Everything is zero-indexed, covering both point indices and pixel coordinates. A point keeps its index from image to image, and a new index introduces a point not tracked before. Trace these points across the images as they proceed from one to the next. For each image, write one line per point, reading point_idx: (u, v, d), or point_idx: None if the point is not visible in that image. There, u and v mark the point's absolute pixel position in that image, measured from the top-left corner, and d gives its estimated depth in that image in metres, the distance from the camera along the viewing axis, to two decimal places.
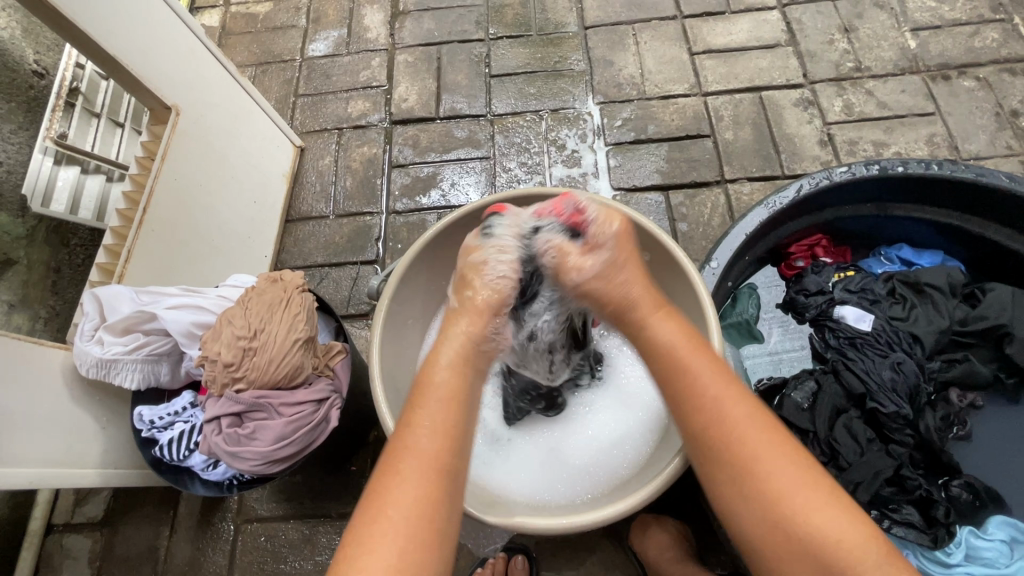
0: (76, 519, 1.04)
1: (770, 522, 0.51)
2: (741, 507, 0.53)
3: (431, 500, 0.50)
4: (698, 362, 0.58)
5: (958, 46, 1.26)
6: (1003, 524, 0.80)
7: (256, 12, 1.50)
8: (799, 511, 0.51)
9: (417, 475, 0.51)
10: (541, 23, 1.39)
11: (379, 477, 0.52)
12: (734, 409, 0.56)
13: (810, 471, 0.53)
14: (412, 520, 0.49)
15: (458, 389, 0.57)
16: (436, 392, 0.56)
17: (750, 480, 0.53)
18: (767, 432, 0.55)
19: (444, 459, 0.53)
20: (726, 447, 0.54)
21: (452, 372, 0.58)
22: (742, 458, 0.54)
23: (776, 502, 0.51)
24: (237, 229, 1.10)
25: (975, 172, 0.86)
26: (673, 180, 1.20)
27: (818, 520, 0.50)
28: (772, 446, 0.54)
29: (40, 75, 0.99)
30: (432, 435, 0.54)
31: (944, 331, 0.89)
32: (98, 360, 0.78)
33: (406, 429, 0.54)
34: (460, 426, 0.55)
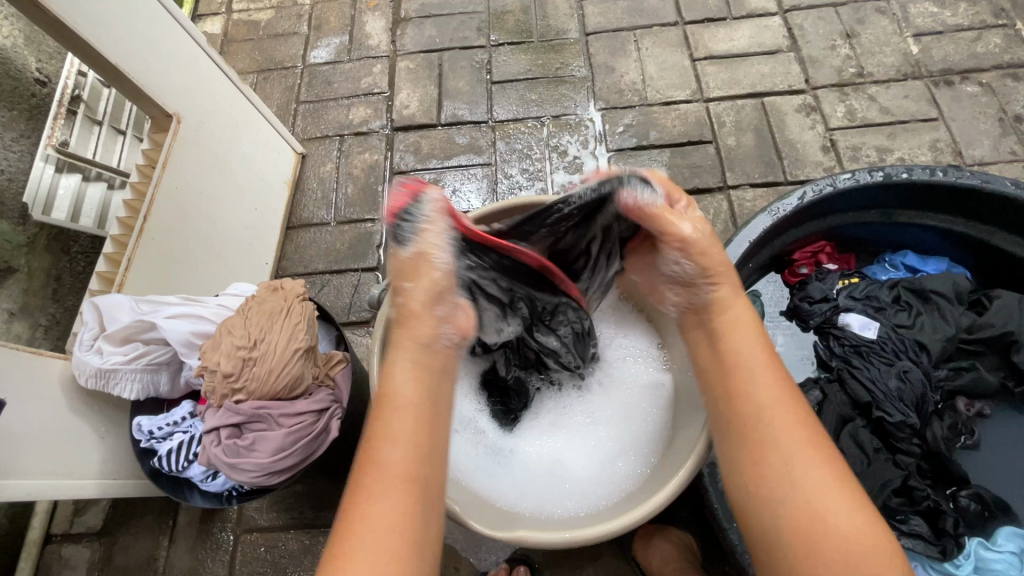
0: (75, 529, 1.04)
1: (797, 518, 0.53)
2: (771, 500, 0.54)
3: (405, 515, 0.52)
4: (751, 356, 0.61)
5: (961, 51, 1.26)
6: (1013, 536, 0.79)
7: (258, 20, 1.50)
8: (823, 513, 0.52)
9: (393, 491, 0.53)
10: (542, 29, 1.39)
11: (355, 490, 0.54)
12: (775, 407, 0.57)
13: (840, 476, 0.54)
14: (386, 536, 0.51)
15: (422, 400, 0.59)
16: (401, 405, 0.58)
17: (783, 480, 0.54)
18: (804, 433, 0.56)
19: (412, 469, 0.55)
20: (761, 437, 0.56)
21: (413, 383, 0.60)
22: (779, 455, 0.55)
23: (800, 503, 0.53)
24: (238, 237, 1.10)
25: (980, 178, 0.85)
26: (675, 186, 1.19)
27: (848, 524, 0.51)
28: (806, 448, 0.55)
29: (42, 83, 0.99)
30: (398, 451, 0.55)
31: (950, 339, 0.88)
32: (97, 370, 0.78)
33: (377, 441, 0.56)
34: (428, 438, 0.57)
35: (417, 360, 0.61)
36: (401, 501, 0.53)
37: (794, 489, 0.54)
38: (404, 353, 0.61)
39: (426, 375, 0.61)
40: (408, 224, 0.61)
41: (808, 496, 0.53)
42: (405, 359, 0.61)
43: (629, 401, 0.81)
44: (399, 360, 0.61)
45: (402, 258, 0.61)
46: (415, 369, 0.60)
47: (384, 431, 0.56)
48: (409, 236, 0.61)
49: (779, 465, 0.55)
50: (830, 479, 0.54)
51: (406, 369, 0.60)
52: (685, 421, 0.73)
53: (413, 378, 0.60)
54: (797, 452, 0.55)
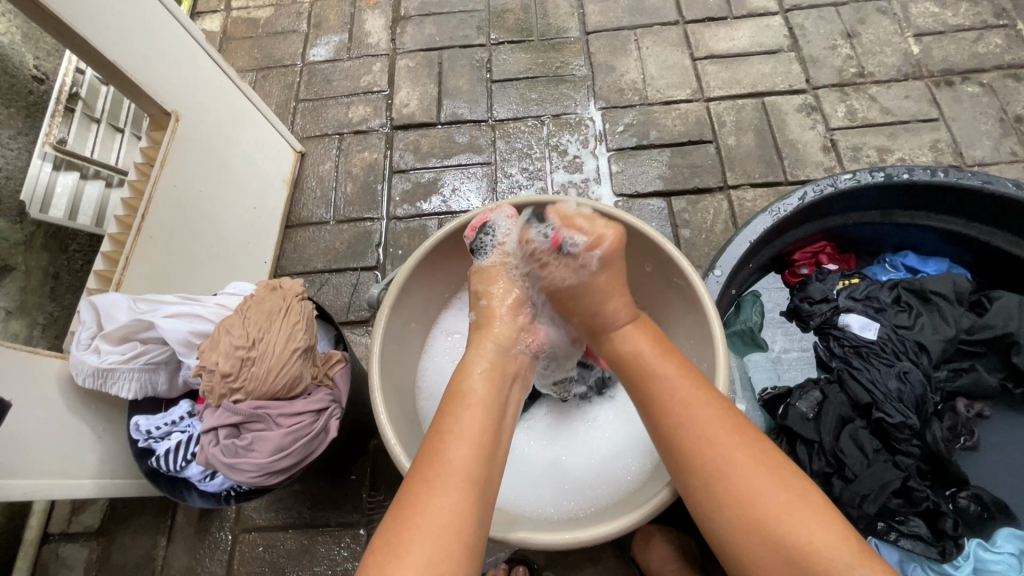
0: (73, 528, 1.03)
1: (740, 524, 0.53)
2: (711, 510, 0.55)
3: (465, 514, 0.51)
4: (664, 370, 0.62)
5: (962, 51, 1.25)
6: (1012, 537, 0.79)
7: (257, 17, 1.49)
8: (770, 511, 0.53)
9: (455, 487, 0.52)
10: (543, 28, 1.39)
11: (415, 487, 0.52)
12: (700, 412, 0.58)
13: (779, 471, 0.55)
14: (446, 532, 0.49)
15: (490, 404, 0.60)
16: (471, 405, 0.59)
17: (722, 485, 0.55)
18: (734, 433, 0.57)
19: (479, 472, 0.54)
20: (685, 448, 0.58)
21: (487, 385, 0.62)
22: (711, 463, 0.56)
23: (746, 504, 0.53)
24: (237, 236, 1.09)
25: (981, 179, 0.85)
26: (675, 186, 1.19)
27: (790, 520, 0.52)
28: (737, 446, 0.56)
29: (40, 80, 0.96)
30: (465, 450, 0.55)
31: (950, 340, 0.88)
32: (95, 369, 0.77)
33: (444, 441, 0.55)
34: (493, 440, 0.57)
35: (489, 364, 0.64)
36: (463, 497, 0.52)
37: (730, 496, 0.54)
38: (481, 355, 0.65)
39: (497, 378, 0.63)
40: (486, 240, 0.74)
41: (744, 499, 0.54)
42: (484, 355, 0.65)
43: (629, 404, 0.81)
44: (476, 359, 0.65)
45: (483, 267, 0.74)
46: (489, 373, 0.63)
47: (454, 426, 0.57)
48: (486, 249, 0.74)
49: (709, 476, 0.56)
50: (769, 477, 0.54)
51: (480, 370, 0.63)
52: None
53: (487, 381, 0.62)
54: (725, 458, 0.56)
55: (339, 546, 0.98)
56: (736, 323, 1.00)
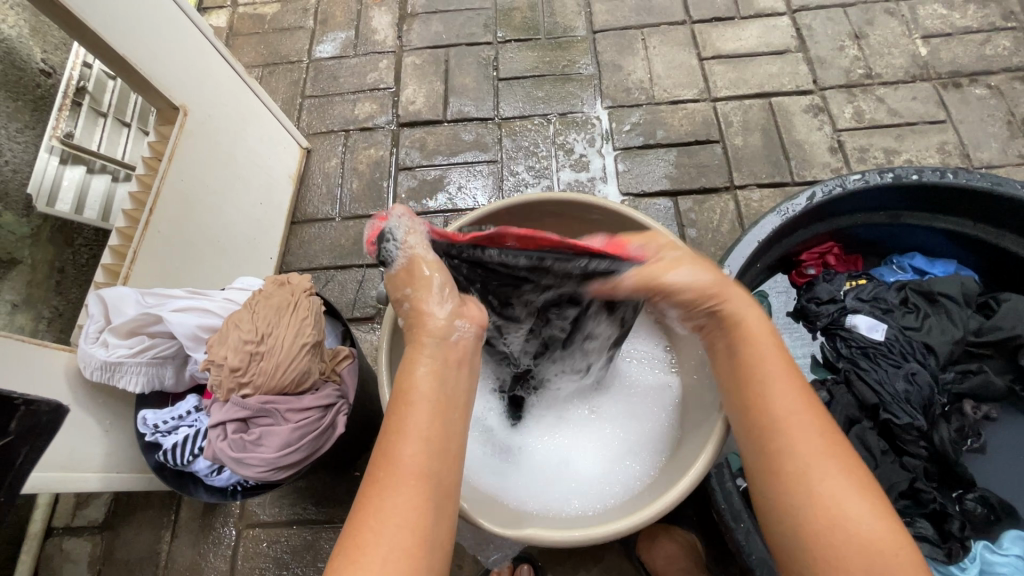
0: (76, 522, 1.03)
1: (819, 523, 0.51)
2: (793, 498, 0.53)
3: (420, 512, 0.50)
4: (769, 346, 0.60)
5: (970, 54, 1.25)
6: (1018, 540, 0.79)
7: (264, 13, 1.49)
8: (853, 513, 0.51)
9: (405, 487, 0.50)
10: (550, 27, 1.39)
11: (367, 487, 0.51)
12: (794, 400, 0.56)
13: (862, 480, 0.53)
14: (400, 532, 0.48)
15: (440, 397, 0.56)
16: (417, 404, 0.55)
17: (809, 478, 0.53)
18: (829, 431, 0.56)
19: (427, 470, 0.52)
20: (780, 431, 0.55)
21: (431, 380, 0.57)
22: (803, 450, 0.54)
23: (830, 501, 0.51)
24: (243, 231, 1.09)
25: (991, 180, 0.85)
26: (682, 186, 1.19)
27: (869, 524, 0.50)
28: (832, 444, 0.55)
29: (47, 74, 0.97)
30: (413, 451, 0.52)
31: (958, 341, 0.88)
32: (103, 363, 0.77)
33: (393, 437, 0.53)
34: (446, 439, 0.54)
35: (432, 358, 0.59)
36: (416, 499, 0.50)
37: (812, 492, 0.52)
38: (420, 354, 0.59)
39: (443, 372, 0.58)
40: (389, 247, 0.63)
41: (829, 502, 0.51)
42: (428, 353, 0.59)
43: (637, 402, 0.81)
44: (419, 358, 0.59)
45: (394, 275, 0.63)
46: (434, 365, 0.58)
47: (402, 426, 0.54)
48: (393, 257, 0.63)
49: (801, 467, 0.53)
50: (849, 474, 0.53)
51: (424, 367, 0.58)
52: (693, 424, 0.72)
53: (431, 375, 0.57)
54: (819, 453, 0.53)
55: None
56: None
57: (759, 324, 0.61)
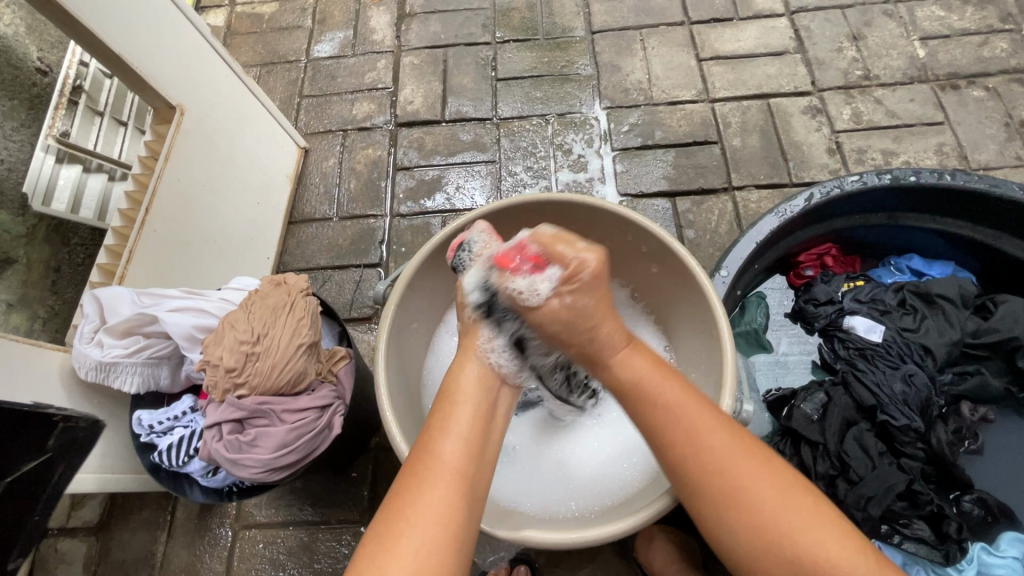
0: (71, 523, 1.02)
1: (754, 527, 0.52)
2: (727, 519, 0.54)
3: (458, 509, 0.51)
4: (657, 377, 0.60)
5: (967, 55, 1.26)
6: (1015, 541, 0.79)
7: (262, 13, 1.49)
8: (781, 522, 0.52)
9: (445, 483, 0.52)
10: (548, 27, 1.39)
11: (404, 481, 0.52)
12: (697, 419, 0.57)
13: (781, 479, 0.55)
14: (438, 523, 0.49)
15: (482, 406, 0.60)
16: (459, 405, 0.59)
17: (735, 494, 0.53)
18: (736, 442, 0.56)
19: (466, 466, 0.54)
20: (692, 447, 0.56)
21: (477, 388, 0.61)
22: (714, 469, 0.54)
23: (758, 517, 0.52)
24: (240, 231, 1.09)
25: (988, 182, 0.85)
26: (680, 187, 1.19)
27: (797, 528, 0.52)
28: (740, 455, 0.55)
29: (43, 73, 0.98)
30: (454, 452, 0.54)
31: (955, 343, 0.88)
32: (98, 364, 0.77)
33: (433, 436, 0.56)
34: (483, 440, 0.57)
35: (478, 366, 0.63)
36: (454, 495, 0.51)
37: (738, 501, 0.53)
38: (470, 359, 0.63)
39: (488, 383, 0.61)
40: (464, 256, 0.71)
41: (758, 509, 0.53)
42: (475, 359, 0.63)
43: None
44: (469, 361, 0.63)
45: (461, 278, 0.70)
46: (478, 373, 0.62)
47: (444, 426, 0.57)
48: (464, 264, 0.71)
49: (722, 476, 0.54)
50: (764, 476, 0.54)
51: (473, 369, 0.62)
52: None
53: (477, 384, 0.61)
54: (733, 459, 0.55)
55: (339, 543, 0.98)
56: (741, 324, 1.01)
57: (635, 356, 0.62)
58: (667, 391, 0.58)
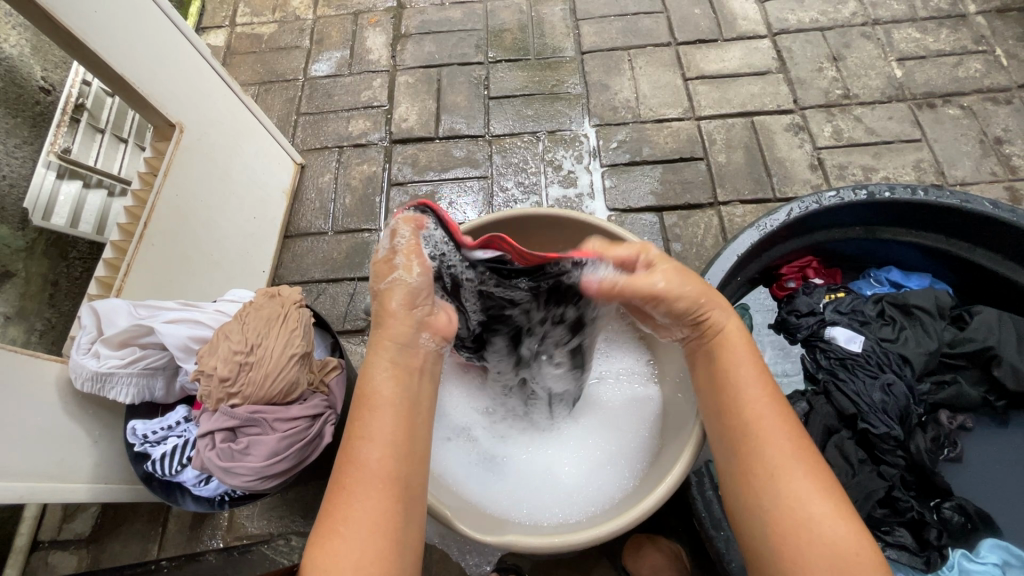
0: (63, 535, 1.03)
1: (787, 523, 0.53)
2: (766, 507, 0.54)
3: (385, 518, 0.52)
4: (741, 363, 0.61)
5: (943, 75, 1.30)
6: (994, 547, 0.80)
7: (261, 33, 1.53)
8: (818, 516, 0.52)
9: (370, 489, 0.52)
10: (539, 48, 1.43)
11: (332, 494, 0.53)
12: (767, 412, 0.58)
13: (824, 480, 0.55)
14: (365, 535, 0.50)
15: (400, 397, 0.58)
16: (381, 406, 0.57)
17: (779, 482, 0.54)
18: (795, 439, 0.57)
19: (395, 472, 0.54)
20: (749, 428, 0.57)
21: (391, 381, 0.59)
22: (773, 459, 0.55)
23: (795, 506, 0.53)
24: (236, 245, 1.11)
25: (960, 198, 0.88)
26: (667, 202, 1.22)
27: (835, 528, 0.52)
28: (796, 451, 0.56)
29: (46, 92, 1.00)
30: (377, 450, 0.54)
31: (933, 352, 0.91)
32: (93, 374, 0.78)
33: (353, 444, 0.55)
34: (408, 438, 0.56)
35: (389, 362, 0.60)
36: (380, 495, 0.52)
37: (789, 492, 0.54)
38: (381, 358, 0.60)
39: (403, 377, 0.60)
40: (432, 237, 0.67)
41: (793, 502, 0.53)
42: (382, 359, 0.60)
43: (619, 413, 0.82)
44: (376, 363, 0.60)
45: (378, 262, 0.65)
46: (391, 371, 0.60)
47: (366, 431, 0.55)
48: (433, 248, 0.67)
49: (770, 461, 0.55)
50: (811, 476, 0.54)
51: (383, 374, 0.59)
52: (670, 432, 0.74)
53: (392, 373, 0.59)
54: (786, 457, 0.55)
55: None
56: None
57: (738, 339, 0.63)
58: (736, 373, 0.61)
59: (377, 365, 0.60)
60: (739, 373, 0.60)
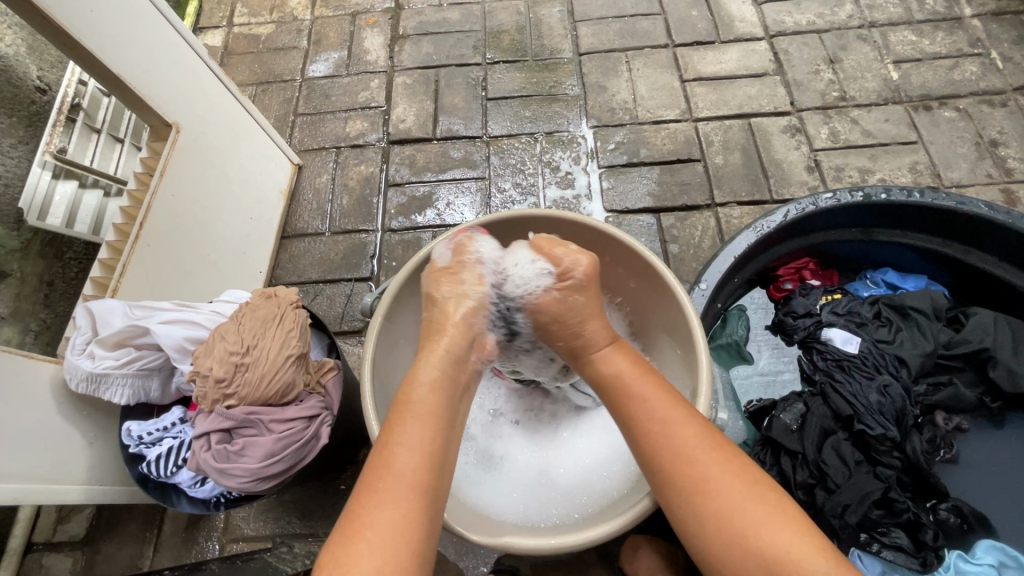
0: (57, 537, 1.03)
1: (727, 542, 0.54)
2: (702, 535, 0.56)
3: (409, 524, 0.52)
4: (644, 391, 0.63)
5: (939, 78, 1.30)
6: (991, 549, 0.79)
7: (259, 34, 1.53)
8: (752, 531, 0.54)
9: (398, 494, 0.53)
10: (537, 49, 1.43)
11: (357, 499, 0.53)
12: (682, 438, 0.59)
13: (756, 490, 0.56)
14: (387, 541, 0.50)
15: (436, 406, 0.60)
16: (418, 411, 0.59)
17: (708, 503, 0.56)
18: (716, 455, 0.58)
19: (424, 478, 0.55)
20: (670, 466, 0.59)
21: (435, 390, 0.61)
22: (694, 486, 0.57)
23: (729, 523, 0.55)
24: (233, 246, 1.11)
25: (955, 200, 0.89)
26: (664, 203, 1.22)
27: (767, 536, 0.53)
28: (720, 469, 0.57)
29: (42, 91, 1.00)
30: (411, 455, 0.55)
31: (929, 354, 0.91)
32: (88, 375, 0.78)
33: (386, 447, 0.56)
34: (439, 443, 0.58)
35: (434, 372, 0.63)
36: (408, 502, 0.53)
37: (718, 514, 0.55)
38: (429, 362, 0.64)
39: (444, 387, 0.62)
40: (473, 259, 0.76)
41: (727, 521, 0.55)
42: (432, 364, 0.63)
43: None
44: (423, 368, 0.63)
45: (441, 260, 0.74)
46: (435, 380, 0.62)
47: (395, 436, 0.57)
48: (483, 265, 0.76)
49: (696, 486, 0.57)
50: (738, 491, 0.56)
51: (429, 377, 0.62)
52: None
53: (432, 385, 0.61)
54: (709, 476, 0.57)
55: None
56: (721, 337, 1.03)
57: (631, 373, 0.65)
58: (650, 408, 0.62)
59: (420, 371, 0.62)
60: (649, 404, 0.62)
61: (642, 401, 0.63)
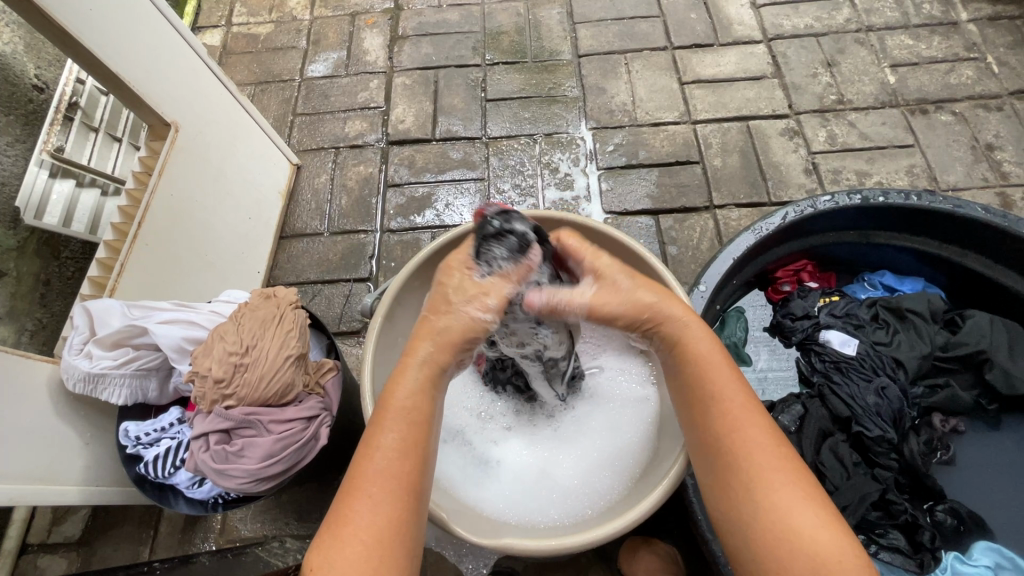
0: (52, 539, 1.02)
1: (771, 537, 0.52)
2: (749, 526, 0.54)
3: (392, 525, 0.51)
4: (721, 376, 0.59)
5: (935, 82, 1.31)
6: (987, 550, 0.79)
7: (257, 33, 1.52)
8: (800, 529, 0.51)
9: (380, 496, 0.51)
10: (537, 50, 1.43)
11: (345, 494, 0.52)
12: (748, 426, 0.56)
13: (810, 490, 0.54)
14: (369, 541, 0.49)
15: (421, 409, 0.56)
16: (395, 413, 0.55)
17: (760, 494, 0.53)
18: (777, 450, 0.55)
19: (408, 480, 0.53)
20: (730, 449, 0.56)
21: (416, 392, 0.56)
22: (751, 476, 0.54)
23: (775, 521, 0.52)
24: (231, 245, 1.10)
25: (952, 203, 0.89)
26: (663, 205, 1.22)
27: (820, 538, 0.50)
28: (778, 466, 0.54)
29: (39, 89, 0.99)
30: (391, 457, 0.53)
31: (926, 356, 0.91)
32: (86, 375, 0.78)
33: (369, 449, 0.54)
34: (424, 442, 0.55)
35: (420, 375, 0.57)
36: (392, 504, 0.52)
37: (768, 506, 0.53)
38: (409, 367, 0.57)
39: (431, 386, 0.58)
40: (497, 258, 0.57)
41: (777, 515, 0.52)
42: (416, 367, 0.57)
43: (616, 414, 0.82)
44: (407, 369, 0.57)
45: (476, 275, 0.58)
46: (419, 380, 0.57)
47: (373, 439, 0.54)
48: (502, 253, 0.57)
49: (752, 480, 0.54)
50: (793, 489, 0.53)
51: (412, 382, 0.57)
52: (668, 436, 0.74)
53: (419, 387, 0.57)
54: (768, 467, 0.54)
55: None
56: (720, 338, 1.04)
57: (713, 353, 0.61)
58: (719, 390, 0.58)
59: (404, 371, 0.57)
60: (720, 381, 0.59)
61: (711, 386, 0.59)
